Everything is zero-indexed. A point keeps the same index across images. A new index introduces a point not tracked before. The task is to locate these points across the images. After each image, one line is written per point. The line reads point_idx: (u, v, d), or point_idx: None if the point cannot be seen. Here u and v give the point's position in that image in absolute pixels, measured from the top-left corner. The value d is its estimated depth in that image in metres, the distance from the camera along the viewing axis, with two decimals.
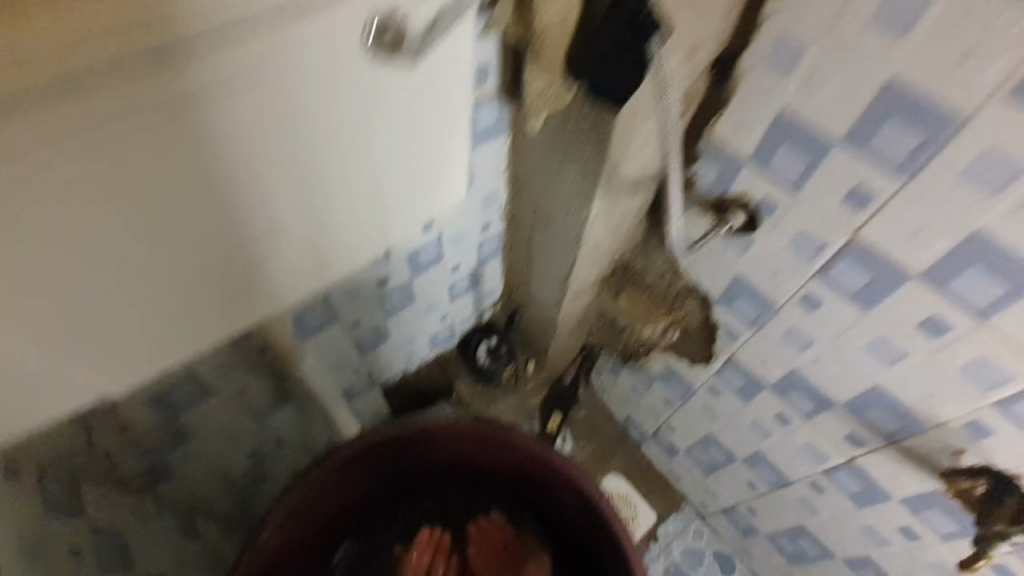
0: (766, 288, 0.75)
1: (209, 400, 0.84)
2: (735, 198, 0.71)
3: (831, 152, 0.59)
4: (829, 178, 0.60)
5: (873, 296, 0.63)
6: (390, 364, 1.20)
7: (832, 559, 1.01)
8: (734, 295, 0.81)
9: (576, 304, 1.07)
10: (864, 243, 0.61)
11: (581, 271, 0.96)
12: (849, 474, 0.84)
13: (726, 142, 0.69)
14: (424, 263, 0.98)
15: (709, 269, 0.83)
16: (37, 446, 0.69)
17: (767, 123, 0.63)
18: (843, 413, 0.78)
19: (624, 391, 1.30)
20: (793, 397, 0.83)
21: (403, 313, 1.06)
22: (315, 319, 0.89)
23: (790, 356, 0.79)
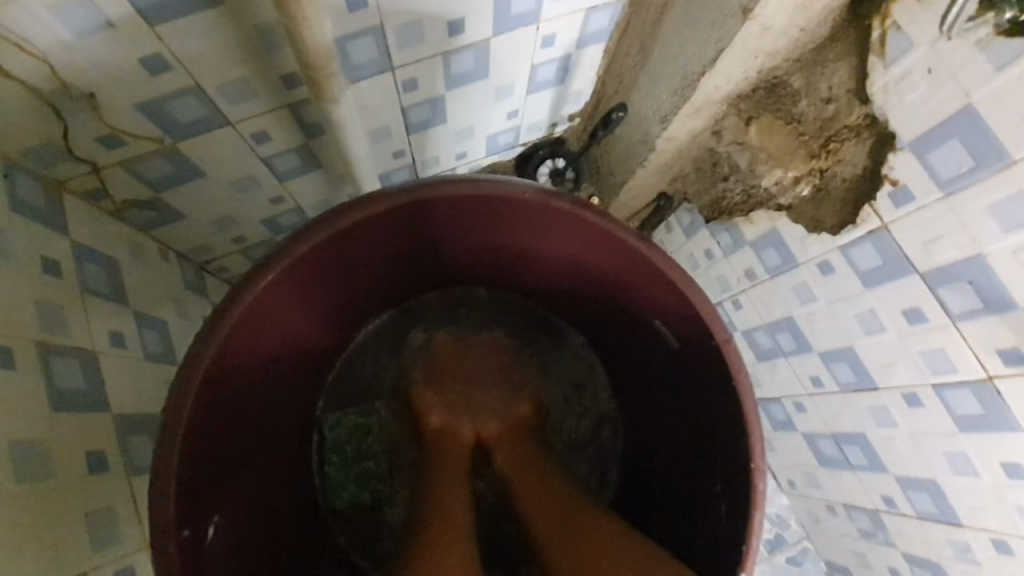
0: (1008, 130, 0.54)
1: (219, 128, 0.65)
2: None
3: None
4: None
5: None
6: (437, 160, 0.99)
7: (877, 477, 0.91)
8: (939, 139, 0.60)
9: (686, 128, 0.83)
10: None
11: (720, 74, 0.71)
12: (972, 393, 0.69)
13: None
14: (515, 18, 0.73)
15: (919, 95, 0.60)
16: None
17: None
18: (1019, 320, 0.60)
19: (684, 254, 1.08)
20: (950, 291, 0.65)
21: (470, 88, 0.83)
22: (365, 54, 0.66)
23: (984, 236, 0.59)
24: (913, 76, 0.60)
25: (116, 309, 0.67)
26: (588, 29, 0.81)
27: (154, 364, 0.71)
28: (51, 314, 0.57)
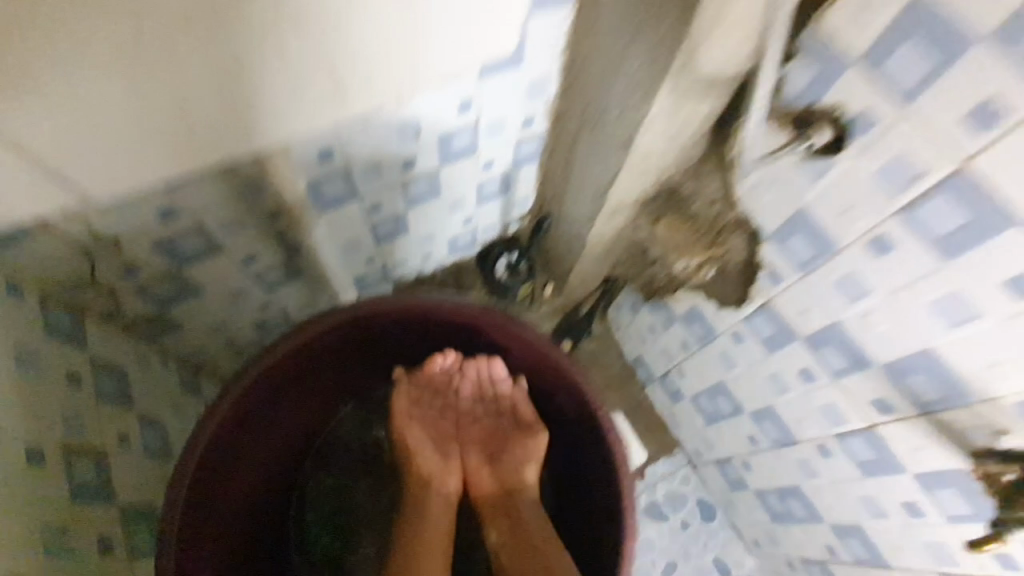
0: (831, 225, 0.68)
1: (216, 257, 0.81)
2: (825, 109, 0.62)
3: (969, 52, 0.48)
4: (953, 91, 0.50)
5: (962, 243, 0.55)
6: (406, 260, 1.16)
7: (818, 524, 0.99)
8: (789, 232, 0.74)
9: (610, 225, 1.00)
10: (972, 176, 0.52)
11: (623, 185, 0.88)
12: (864, 440, 0.80)
13: (834, 37, 0.57)
14: (456, 151, 0.91)
15: (769, 200, 0.75)
16: (38, 266, 0.67)
17: (894, 11, 0.51)
18: (877, 374, 0.72)
19: (640, 328, 1.23)
20: (826, 352, 0.78)
21: (428, 205, 1.00)
22: (333, 191, 0.83)
23: (837, 307, 0.73)
24: (763, 184, 0.75)
25: (127, 412, 0.79)
26: (518, 152, 0.99)
27: (155, 460, 0.82)
28: (74, 419, 0.69)
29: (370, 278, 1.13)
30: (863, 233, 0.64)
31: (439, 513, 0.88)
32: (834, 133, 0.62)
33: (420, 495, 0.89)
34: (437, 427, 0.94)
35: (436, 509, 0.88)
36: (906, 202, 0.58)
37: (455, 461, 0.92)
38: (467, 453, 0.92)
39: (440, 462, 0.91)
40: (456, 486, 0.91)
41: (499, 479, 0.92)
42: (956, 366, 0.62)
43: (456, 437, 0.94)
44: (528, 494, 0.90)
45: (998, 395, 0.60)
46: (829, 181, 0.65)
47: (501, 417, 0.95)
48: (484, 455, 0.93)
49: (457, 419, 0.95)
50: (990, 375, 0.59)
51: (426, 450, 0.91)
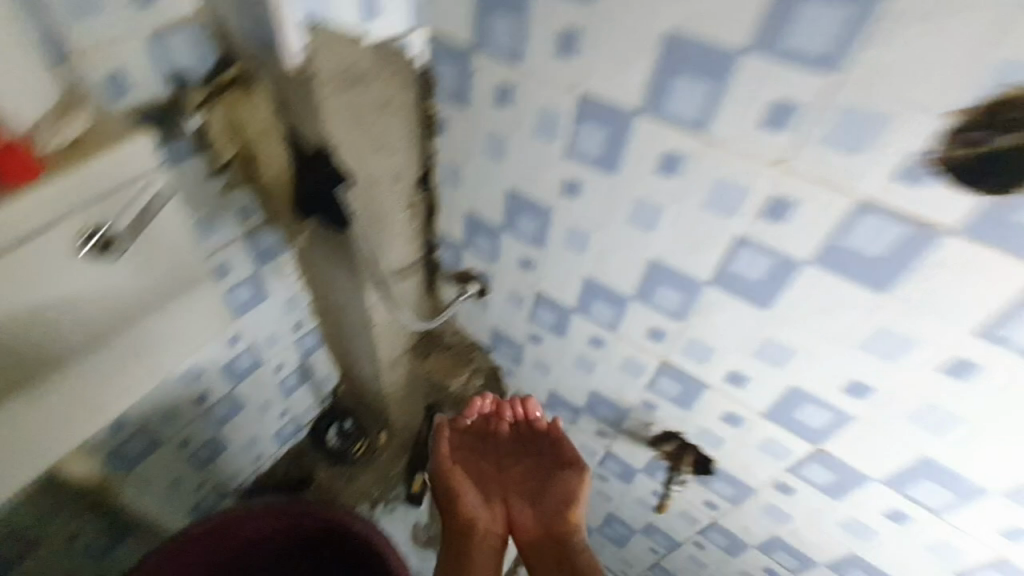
0: (511, 332, 1.00)
1: (37, 551, 0.93)
2: (469, 271, 0.97)
3: (502, 233, 0.83)
4: (508, 250, 0.85)
5: (562, 325, 0.88)
6: (238, 469, 1.28)
7: (637, 535, 1.23)
8: (498, 342, 1.07)
9: (397, 374, 1.25)
10: (542, 290, 0.86)
11: (385, 347, 1.14)
12: (613, 461, 1.08)
13: (449, 232, 0.94)
14: (243, 370, 1.10)
15: (479, 324, 1.08)
16: None
17: (464, 217, 0.88)
18: (588, 415, 1.02)
19: None
20: (560, 409, 1.07)
21: (238, 418, 1.16)
22: (137, 445, 0.98)
23: (545, 379, 1.04)
24: (470, 315, 1.08)
25: None
26: (302, 348, 1.21)
27: None
28: None
29: (210, 496, 1.24)
30: (526, 333, 0.97)
31: (473, 554, 0.89)
32: (478, 287, 0.98)
33: (462, 533, 0.91)
34: (478, 467, 0.96)
35: (484, 546, 0.90)
36: (527, 310, 0.92)
37: (502, 504, 0.93)
38: (519, 492, 0.94)
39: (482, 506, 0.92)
40: (498, 535, 0.91)
41: (542, 520, 0.90)
42: (608, 397, 0.93)
43: (496, 479, 0.95)
44: (576, 538, 0.89)
45: (633, 406, 0.90)
46: (491, 312, 1.02)
47: (536, 448, 0.96)
48: (536, 485, 0.93)
49: (497, 462, 0.97)
50: (623, 395, 0.90)
51: (472, 497, 0.92)
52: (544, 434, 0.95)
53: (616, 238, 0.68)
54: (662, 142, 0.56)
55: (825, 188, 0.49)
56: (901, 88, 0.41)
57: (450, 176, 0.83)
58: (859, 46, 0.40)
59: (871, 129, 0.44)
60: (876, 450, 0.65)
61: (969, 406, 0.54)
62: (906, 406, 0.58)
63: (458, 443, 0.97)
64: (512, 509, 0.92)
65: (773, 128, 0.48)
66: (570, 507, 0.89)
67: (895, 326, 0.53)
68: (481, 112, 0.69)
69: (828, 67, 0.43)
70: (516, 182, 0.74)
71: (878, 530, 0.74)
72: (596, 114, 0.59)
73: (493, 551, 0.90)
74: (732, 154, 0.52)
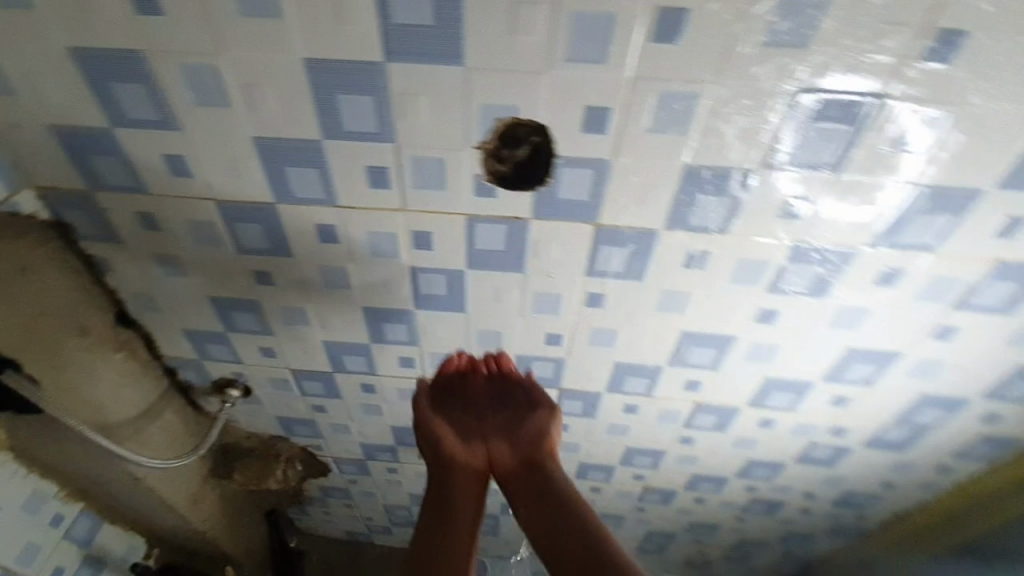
0: (296, 413, 1.01)
1: None
2: (222, 380, 0.95)
3: (229, 337, 0.83)
4: (245, 349, 0.85)
5: (333, 388, 0.92)
6: None
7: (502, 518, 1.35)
8: (291, 427, 1.06)
9: (207, 508, 1.16)
10: (297, 368, 0.88)
11: (174, 492, 1.05)
12: None
13: (180, 354, 0.90)
14: None
15: (264, 420, 1.06)
16: None
17: (184, 336, 0.85)
18: (402, 448, 1.08)
19: (322, 513, 1.45)
20: (379, 454, 1.12)
21: None
22: None
23: (350, 438, 1.07)
24: (251, 417, 1.05)
25: None
26: (76, 537, 1.05)
27: None
28: None
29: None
30: (308, 407, 0.98)
31: (460, 499, 0.71)
32: (240, 390, 0.96)
33: (436, 483, 0.73)
34: (455, 416, 0.77)
35: (464, 495, 0.72)
36: (295, 388, 0.93)
37: (482, 440, 0.75)
38: (498, 424, 0.76)
39: (460, 439, 0.75)
40: (478, 480, 0.73)
41: (520, 450, 0.74)
42: (406, 425, 1.00)
43: (483, 422, 0.77)
44: (553, 466, 0.73)
45: None
46: (267, 405, 1.00)
47: (508, 390, 0.79)
48: (507, 427, 0.76)
49: (478, 418, 0.77)
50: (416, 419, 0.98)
51: (449, 434, 0.74)
52: (518, 381, 0.78)
53: (326, 301, 0.74)
54: (308, 218, 0.63)
55: (439, 216, 0.61)
56: (435, 141, 0.53)
57: (145, 304, 0.80)
58: (392, 122, 0.52)
59: (438, 172, 0.56)
60: (589, 374, 0.82)
61: (613, 321, 0.72)
62: (583, 336, 0.75)
63: (437, 400, 0.78)
64: (493, 444, 0.75)
65: (378, 187, 0.59)
66: (546, 440, 0.74)
67: (542, 290, 0.69)
68: (138, 239, 0.69)
69: (383, 139, 0.54)
70: (211, 290, 0.75)
71: (627, 428, 0.93)
72: (242, 214, 0.64)
73: (475, 494, 0.72)
74: (363, 213, 0.62)
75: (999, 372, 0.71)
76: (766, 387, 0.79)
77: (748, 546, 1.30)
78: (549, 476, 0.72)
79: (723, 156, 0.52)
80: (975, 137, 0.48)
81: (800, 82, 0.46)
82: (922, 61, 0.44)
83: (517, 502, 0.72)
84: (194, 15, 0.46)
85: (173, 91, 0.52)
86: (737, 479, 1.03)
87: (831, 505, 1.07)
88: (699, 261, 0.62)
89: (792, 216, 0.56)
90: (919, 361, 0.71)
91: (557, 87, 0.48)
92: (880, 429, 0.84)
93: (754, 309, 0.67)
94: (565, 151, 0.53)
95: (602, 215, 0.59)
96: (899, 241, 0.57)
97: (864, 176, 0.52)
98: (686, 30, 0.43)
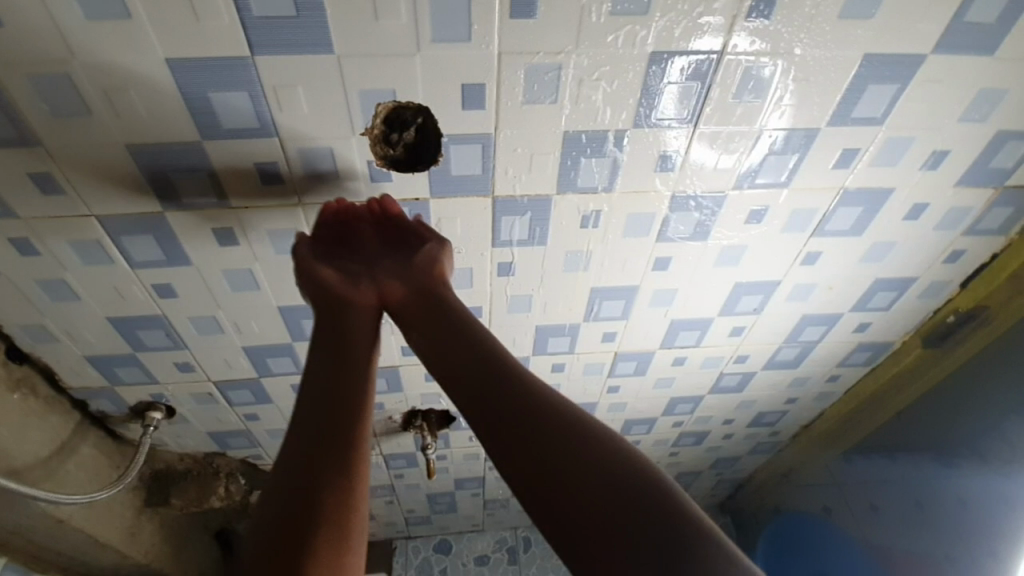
0: (227, 426, 0.98)
1: None
2: (140, 404, 0.91)
3: (138, 357, 0.80)
4: (158, 367, 0.82)
5: (261, 393, 0.90)
6: None
7: (457, 494, 1.39)
8: (225, 440, 1.03)
9: (147, 539, 1.12)
10: (220, 379, 0.86)
11: (107, 528, 1.00)
12: (393, 459, 1.18)
13: (87, 383, 0.85)
14: None
15: (193, 438, 1.02)
16: None
17: (88, 363, 0.81)
18: None
19: None
20: None
21: None
22: None
23: None
24: (178, 437, 1.01)
25: None
26: None
27: None
28: None
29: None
30: (239, 417, 0.96)
31: (353, 342, 0.55)
32: (162, 411, 0.92)
33: (323, 328, 0.57)
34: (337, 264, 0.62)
35: (356, 339, 0.56)
36: (221, 400, 0.91)
37: (371, 279, 0.61)
38: (392, 264, 0.62)
39: (340, 280, 0.60)
40: (375, 317, 0.59)
41: (413, 283, 0.60)
42: None
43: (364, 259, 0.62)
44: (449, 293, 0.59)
45: None
46: (195, 423, 0.97)
47: (398, 231, 0.64)
48: (399, 266, 0.62)
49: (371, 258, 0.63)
50: None
51: (323, 268, 0.60)
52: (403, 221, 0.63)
53: (238, 306, 0.73)
54: (202, 223, 0.62)
55: (339, 206, 0.62)
56: (320, 132, 0.54)
57: (37, 336, 0.75)
58: (272, 117, 0.52)
59: (328, 163, 0.57)
60: (513, 341, 0.86)
61: (526, 287, 0.76)
62: (501, 305, 0.79)
63: (314, 244, 0.62)
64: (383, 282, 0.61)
65: (270, 183, 0.58)
66: (437, 267, 0.60)
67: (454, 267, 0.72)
68: (15, 267, 0.65)
69: (265, 134, 0.54)
70: (110, 310, 0.72)
71: (558, 387, 0.98)
72: (129, 227, 0.62)
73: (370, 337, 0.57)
74: (259, 212, 0.61)
75: (862, 286, 0.82)
76: (674, 328, 0.86)
77: (685, 477, 1.42)
78: (451, 307, 0.57)
79: (597, 120, 0.56)
80: (804, 80, 0.55)
81: (650, 46, 0.50)
82: (749, 19, 0.49)
83: (414, 337, 0.57)
84: (32, 23, 0.44)
85: (24, 106, 0.49)
86: (665, 418, 1.12)
87: (748, 427, 1.18)
88: (594, 220, 0.67)
89: (667, 168, 0.62)
90: (797, 285, 0.80)
91: (431, 68, 0.50)
92: (776, 352, 0.94)
93: (650, 258, 0.73)
94: (451, 130, 0.55)
95: (496, 187, 0.62)
96: (760, 181, 0.64)
97: (720, 126, 0.58)
98: (541, 5, 0.46)
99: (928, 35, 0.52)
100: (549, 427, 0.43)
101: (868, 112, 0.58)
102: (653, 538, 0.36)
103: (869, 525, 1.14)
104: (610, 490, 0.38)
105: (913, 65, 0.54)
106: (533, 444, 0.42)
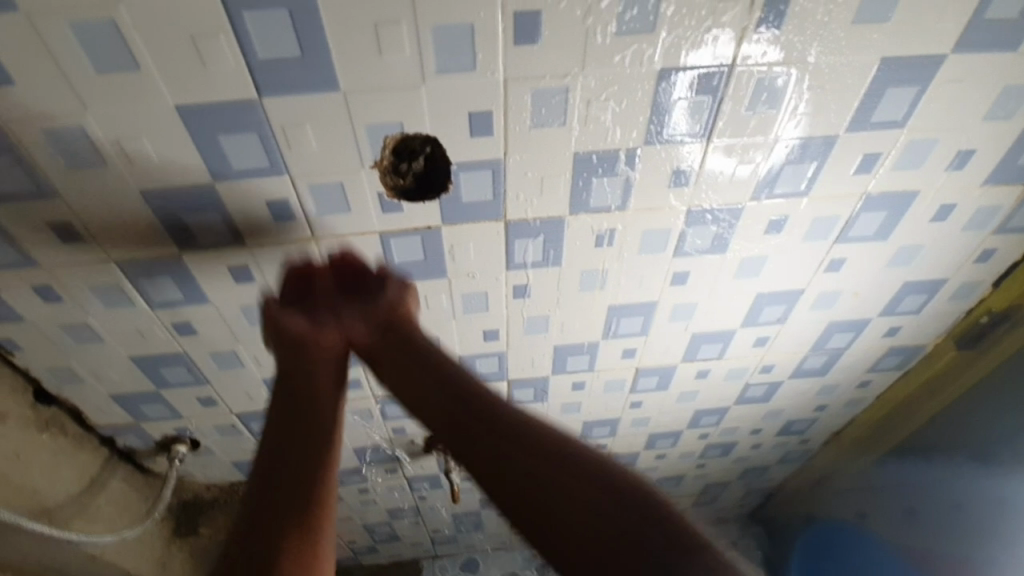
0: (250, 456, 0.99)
1: None
2: (164, 438, 0.91)
3: (161, 393, 0.81)
4: (181, 402, 0.83)
5: None
6: None
7: (481, 514, 1.37)
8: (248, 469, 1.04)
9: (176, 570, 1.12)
10: (241, 411, 0.87)
11: (136, 562, 1.01)
12: (415, 481, 1.17)
13: (113, 420, 0.86)
14: None
15: (218, 469, 1.03)
16: None
17: (113, 401, 0.82)
18: (366, 467, 1.08)
19: None
20: (345, 478, 1.11)
21: None
22: None
23: None
24: (203, 469, 1.02)
25: None
26: None
27: None
28: None
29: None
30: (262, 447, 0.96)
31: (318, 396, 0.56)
32: (187, 444, 0.93)
33: (289, 374, 0.58)
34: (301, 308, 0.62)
35: (322, 392, 0.57)
36: (244, 431, 0.91)
37: (335, 321, 0.61)
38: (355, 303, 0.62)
39: (308, 328, 0.60)
40: (339, 364, 0.60)
41: (378, 323, 0.61)
42: (366, 445, 1.00)
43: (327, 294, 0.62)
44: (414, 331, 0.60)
45: (387, 437, 0.99)
46: (219, 454, 0.97)
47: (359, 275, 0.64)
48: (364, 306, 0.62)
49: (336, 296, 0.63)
50: (373, 436, 0.98)
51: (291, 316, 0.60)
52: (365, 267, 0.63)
53: (256, 340, 0.73)
54: (218, 262, 0.62)
55: (351, 239, 0.62)
56: (329, 167, 0.54)
57: (62, 377, 0.76)
58: (281, 155, 0.52)
59: (339, 197, 0.57)
60: (532, 361, 0.85)
61: (542, 308, 0.75)
62: (517, 327, 0.78)
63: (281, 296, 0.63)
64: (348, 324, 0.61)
65: (282, 220, 0.59)
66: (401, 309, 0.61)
67: (469, 291, 0.71)
68: (38, 311, 0.66)
69: (275, 172, 0.54)
70: (132, 350, 0.73)
71: (579, 404, 0.96)
72: (146, 269, 0.62)
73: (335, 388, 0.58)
74: (273, 248, 0.62)
75: (890, 291, 0.79)
76: (696, 341, 0.84)
77: (714, 488, 1.38)
78: (414, 347, 0.58)
79: (606, 140, 0.55)
80: (818, 87, 0.53)
81: (657, 63, 0.50)
82: (758, 31, 0.48)
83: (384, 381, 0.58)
84: (45, 79, 0.45)
85: (41, 158, 0.50)
86: (690, 430, 1.09)
87: (777, 436, 1.15)
88: (609, 238, 0.66)
89: (681, 183, 0.61)
90: (821, 293, 0.78)
91: (437, 99, 0.50)
92: (803, 360, 0.91)
93: (668, 273, 0.71)
94: (459, 158, 0.55)
95: (508, 211, 0.61)
96: (777, 191, 0.63)
97: (733, 138, 0.57)
98: (544, 30, 0.46)
99: (947, 34, 0.50)
100: (529, 449, 0.44)
101: (888, 115, 0.56)
102: (648, 548, 0.38)
103: (911, 533, 1.10)
104: (605, 501, 0.40)
105: (932, 65, 0.53)
106: (497, 475, 0.44)
